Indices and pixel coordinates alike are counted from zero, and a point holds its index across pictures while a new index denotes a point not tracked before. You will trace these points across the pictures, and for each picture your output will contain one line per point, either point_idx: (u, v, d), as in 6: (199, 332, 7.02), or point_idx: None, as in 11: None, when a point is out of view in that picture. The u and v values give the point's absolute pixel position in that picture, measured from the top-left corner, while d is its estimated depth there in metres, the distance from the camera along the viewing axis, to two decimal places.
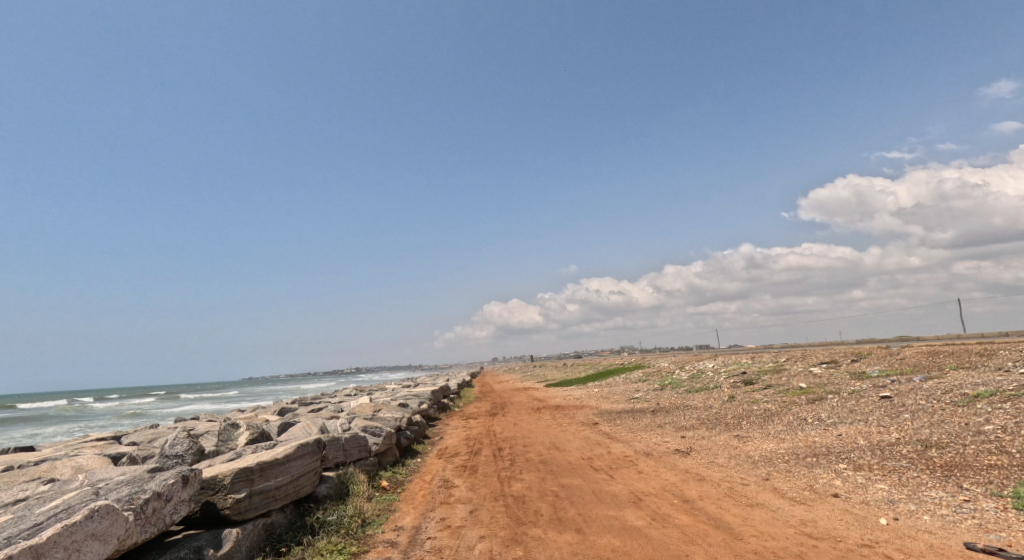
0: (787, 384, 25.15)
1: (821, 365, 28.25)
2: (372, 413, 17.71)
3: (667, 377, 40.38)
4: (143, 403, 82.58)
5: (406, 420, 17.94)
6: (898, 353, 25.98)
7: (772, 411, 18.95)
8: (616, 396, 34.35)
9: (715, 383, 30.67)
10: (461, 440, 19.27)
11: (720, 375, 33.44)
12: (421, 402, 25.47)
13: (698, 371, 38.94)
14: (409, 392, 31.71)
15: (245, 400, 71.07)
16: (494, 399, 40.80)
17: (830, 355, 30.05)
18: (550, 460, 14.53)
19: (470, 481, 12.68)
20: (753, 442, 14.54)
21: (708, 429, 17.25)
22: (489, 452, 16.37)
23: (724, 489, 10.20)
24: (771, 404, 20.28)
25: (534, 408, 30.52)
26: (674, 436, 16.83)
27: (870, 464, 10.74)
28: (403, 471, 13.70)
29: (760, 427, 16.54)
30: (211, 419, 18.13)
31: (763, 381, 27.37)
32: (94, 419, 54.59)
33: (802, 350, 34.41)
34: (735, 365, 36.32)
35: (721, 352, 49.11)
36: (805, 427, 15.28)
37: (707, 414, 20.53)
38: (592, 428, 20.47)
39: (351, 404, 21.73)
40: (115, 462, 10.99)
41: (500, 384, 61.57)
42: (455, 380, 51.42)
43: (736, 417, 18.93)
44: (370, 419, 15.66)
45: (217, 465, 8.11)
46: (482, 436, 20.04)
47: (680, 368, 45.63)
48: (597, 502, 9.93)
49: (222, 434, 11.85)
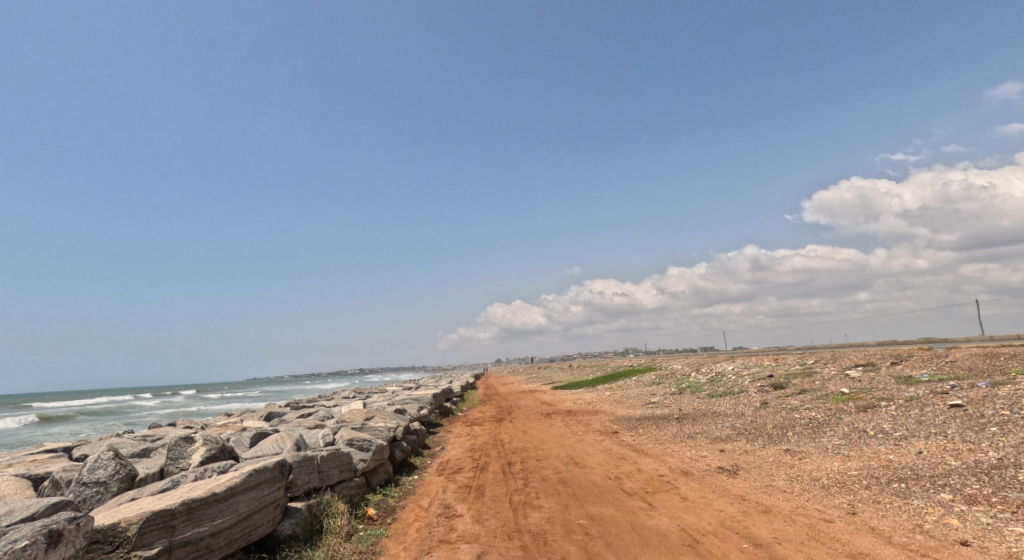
0: (824, 389, 22.78)
1: (857, 368, 25.84)
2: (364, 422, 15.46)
3: (684, 380, 37.99)
4: (138, 403, 80.30)
5: (402, 429, 15.73)
6: (946, 355, 23.56)
7: (819, 420, 16.62)
8: (630, 400, 32.01)
9: (740, 387, 28.29)
10: (464, 452, 17.01)
11: (743, 378, 31.05)
12: (421, 406, 23.27)
13: (717, 374, 36.56)
14: (408, 395, 29.43)
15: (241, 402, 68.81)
16: (500, 403, 38.47)
17: (865, 358, 27.61)
18: (570, 480, 12.27)
19: (476, 508, 10.43)
20: (812, 460, 12.26)
21: (750, 443, 14.93)
22: (497, 468, 14.12)
23: (803, 528, 7.94)
24: (815, 412, 17.94)
25: (543, 413, 28.22)
26: (712, 450, 14.55)
27: (985, 495, 8.47)
28: (395, 494, 11.48)
29: (812, 440, 14.23)
30: (182, 428, 15.87)
31: (795, 385, 25.01)
32: (82, 419, 52.24)
33: (831, 352, 31.99)
34: (758, 368, 33.92)
35: (737, 353, 46.67)
36: (871, 441, 12.97)
37: (742, 424, 18.20)
38: (612, 438, 18.15)
39: (342, 410, 19.51)
40: (33, 488, 8.78)
41: (505, 386, 59.25)
42: (457, 383, 49.06)
43: (778, 427, 16.61)
44: (359, 429, 13.45)
45: (141, 502, 6.18)
46: (489, 447, 17.72)
47: (695, 370, 43.20)
48: (642, 546, 7.68)
49: (171, 452, 9.60)
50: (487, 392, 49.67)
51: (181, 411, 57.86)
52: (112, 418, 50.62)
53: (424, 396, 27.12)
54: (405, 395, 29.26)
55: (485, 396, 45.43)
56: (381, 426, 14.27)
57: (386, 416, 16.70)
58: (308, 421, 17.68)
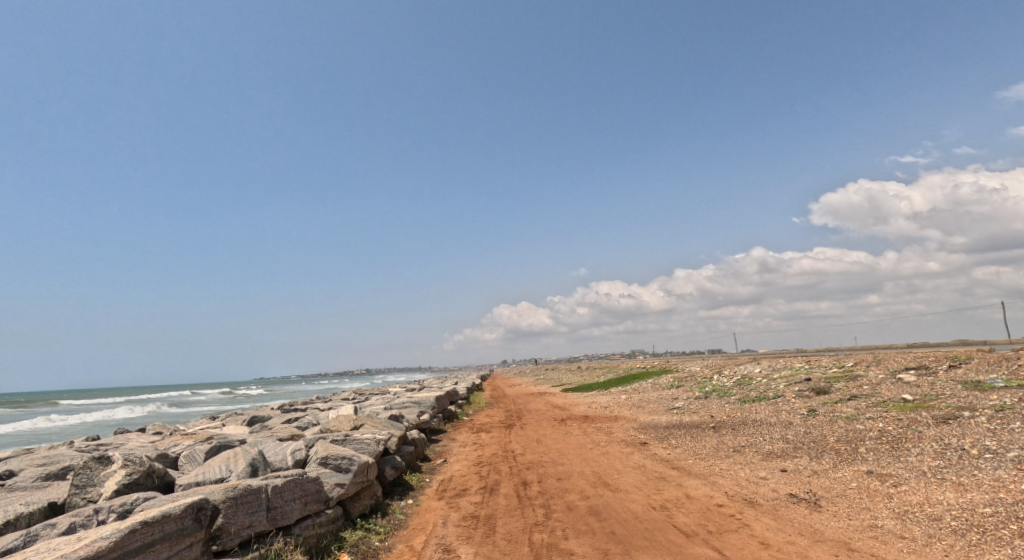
0: (878, 395, 20.07)
1: (910, 373, 23.10)
2: (351, 431, 12.95)
3: (706, 383, 35.31)
4: (139, 402, 78.66)
5: (396, 441, 13.23)
6: (1016, 358, 20.79)
7: (892, 432, 13.97)
8: (651, 405, 29.40)
9: (775, 392, 25.61)
10: (469, 467, 14.48)
11: (775, 382, 28.34)
12: (422, 411, 20.81)
13: (743, 377, 33.89)
14: (409, 398, 26.96)
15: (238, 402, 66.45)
16: (508, 406, 35.94)
17: (916, 362, 24.86)
18: (604, 511, 9.67)
19: (485, 553, 7.87)
20: (912, 487, 9.63)
21: (817, 461, 12.30)
22: (510, 491, 11.54)
23: None
24: (881, 423, 15.28)
25: (557, 419, 25.68)
26: (772, 471, 11.95)
27: None
28: (379, 528, 8.98)
29: (897, 459, 11.58)
30: (141, 441, 13.47)
31: (841, 390, 22.32)
32: (76, 419, 50.32)
33: (872, 354, 29.22)
34: (789, 370, 31.18)
35: (760, 355, 43.89)
36: (982, 462, 10.32)
37: (794, 436, 15.57)
38: (643, 452, 15.52)
39: (332, 415, 17.07)
40: None
41: (514, 388, 56.85)
42: (463, 384, 46.64)
43: (843, 441, 13.98)
44: (341, 443, 10.97)
45: None
46: (498, 461, 15.13)
47: (717, 372, 40.54)
48: None
49: (76, 478, 7.11)
50: (495, 394, 47.27)
51: (181, 410, 56.05)
52: (101, 419, 48.41)
53: (426, 399, 24.66)
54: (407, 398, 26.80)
55: (492, 398, 42.95)
56: (369, 435, 11.75)
57: (378, 423, 14.17)
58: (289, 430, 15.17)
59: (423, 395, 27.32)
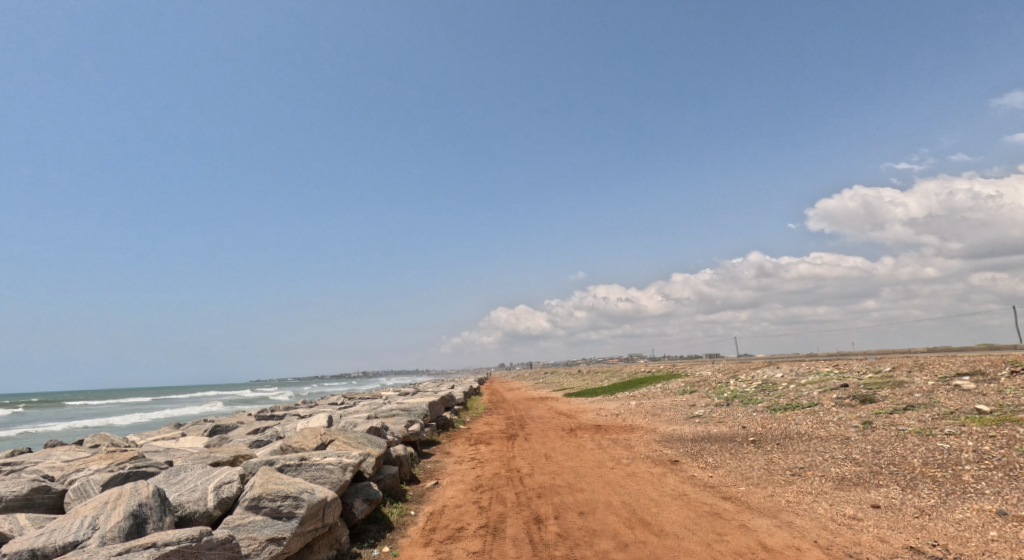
0: (940, 406, 17.42)
1: (967, 381, 20.51)
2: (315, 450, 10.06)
3: (724, 389, 32.74)
4: (125, 405, 75.66)
5: (372, 462, 10.36)
6: None
7: (993, 453, 11.26)
8: (667, 413, 26.68)
9: (809, 399, 22.95)
10: (466, 494, 11.65)
11: (806, 387, 25.58)
12: (412, 420, 17.97)
13: (766, 382, 31.29)
14: (399, 404, 24.09)
15: (223, 406, 63.33)
16: (508, 412, 33.15)
17: (969, 367, 22.28)
18: None
19: None
20: None
21: (917, 493, 9.54)
22: (519, 534, 8.74)
23: None
24: (969, 441, 12.57)
25: (565, 428, 22.89)
26: (862, 506, 9.17)
27: None
28: None
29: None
30: (49, 462, 10.59)
31: (890, 399, 19.67)
32: (45, 423, 47.13)
33: (911, 359, 26.66)
34: (819, 375, 28.44)
35: (776, 359, 41.40)
36: None
37: (861, 455, 12.83)
38: (679, 474, 12.67)
39: (302, 425, 14.22)
40: None
41: (514, 392, 54.18)
42: (460, 387, 43.90)
43: (933, 463, 11.26)
44: (293, 468, 8.12)
45: None
46: (502, 486, 12.27)
47: (733, 377, 38.04)
48: None
49: None
50: (494, 399, 44.45)
51: (166, 414, 53.21)
52: (70, 424, 45.31)
53: (417, 406, 21.85)
54: (398, 404, 23.95)
55: (491, 403, 40.18)
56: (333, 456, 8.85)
57: (352, 438, 11.29)
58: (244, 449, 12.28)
59: (416, 401, 24.48)
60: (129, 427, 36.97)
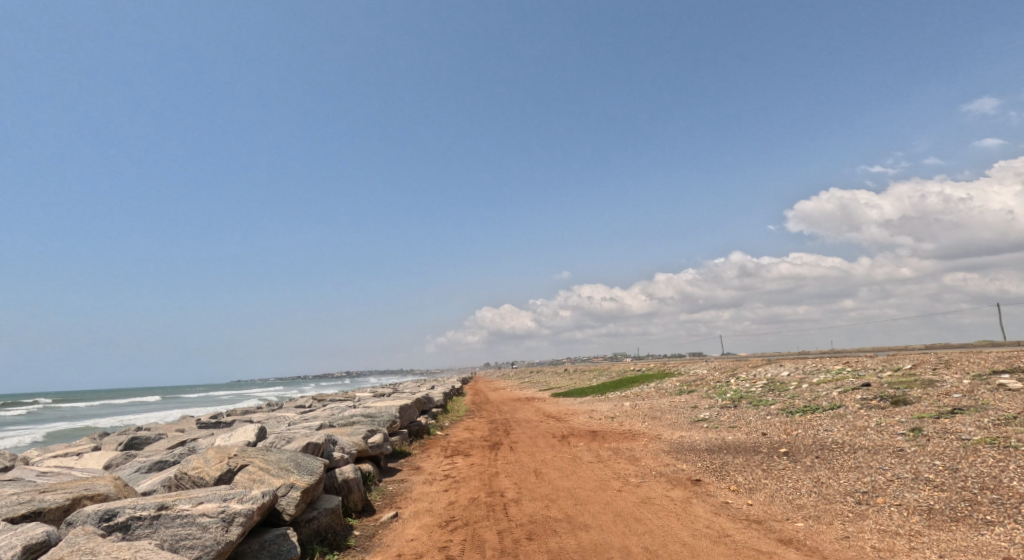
0: (995, 409, 14.96)
1: (1011, 379, 18.10)
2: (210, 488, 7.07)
3: (726, 389, 30.35)
4: (87, 407, 71.43)
5: (293, 502, 7.39)
6: None
7: None
8: (668, 417, 24.09)
9: (830, 400, 20.48)
10: (431, 535, 8.76)
11: (822, 387, 23.05)
12: (376, 430, 15.08)
13: (772, 381, 28.91)
14: (368, 409, 21.18)
15: (187, 408, 59.57)
16: (492, 416, 30.40)
17: (1007, 364, 19.91)
18: None
19: None
20: None
21: None
22: None
23: None
24: None
25: (556, 435, 20.19)
26: None
27: None
28: None
29: None
30: None
31: (929, 400, 17.21)
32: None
33: (933, 356, 24.38)
34: (831, 374, 26.00)
35: (774, 358, 39.21)
36: None
37: (936, 473, 10.14)
38: (707, 502, 9.95)
39: (227, 439, 11.23)
40: None
41: (498, 394, 50.94)
42: (441, 388, 41.10)
43: None
44: (137, 519, 5.24)
45: None
46: (481, 521, 9.39)
47: (732, 376, 35.69)
48: None
49: None
50: (478, 400, 41.74)
51: (127, 418, 49.45)
52: (11, 429, 41.54)
53: (386, 411, 18.95)
54: (364, 409, 20.95)
55: (474, 405, 37.44)
56: (217, 492, 5.89)
57: (275, 459, 8.22)
58: (136, 478, 9.25)
59: (386, 405, 21.51)
60: (76, 434, 33.48)
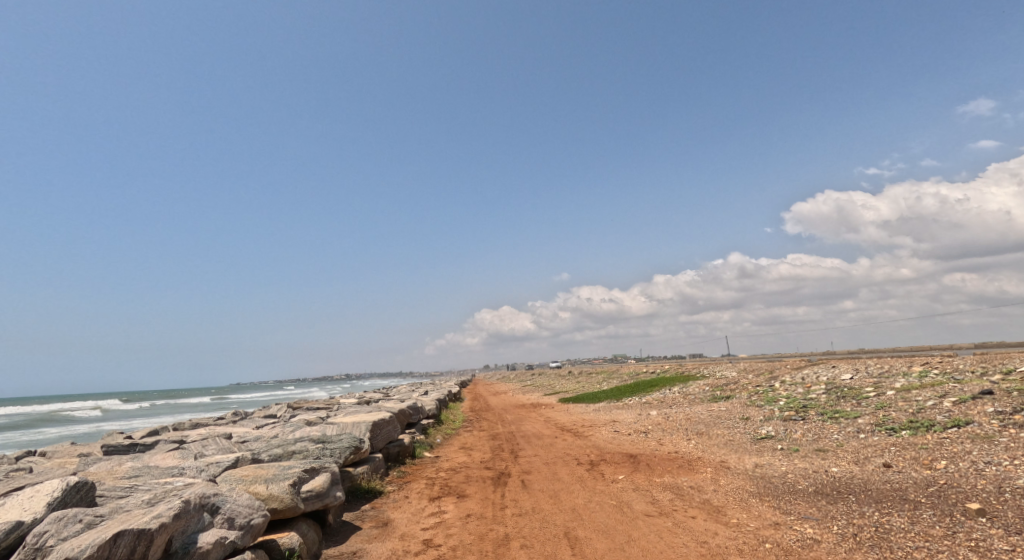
0: None
1: None
2: None
3: (776, 394, 25.25)
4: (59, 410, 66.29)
5: None
6: None
7: None
8: (717, 433, 19.01)
9: (945, 412, 15.42)
10: None
11: (920, 396, 17.86)
12: (323, 465, 9.93)
13: (834, 385, 23.80)
14: (332, 425, 16.05)
15: (154, 415, 53.88)
16: (494, 428, 25.26)
17: None
18: None
19: None
20: None
21: None
22: None
23: None
24: None
25: (582, 461, 15.08)
26: None
27: None
28: None
29: None
30: None
31: None
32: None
33: None
34: (916, 378, 20.94)
35: (817, 359, 34.13)
36: None
37: None
38: None
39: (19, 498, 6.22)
40: None
41: (500, 399, 45.59)
42: (434, 393, 35.83)
43: None
44: None
45: None
46: None
47: (774, 378, 30.56)
48: None
49: None
50: (478, 407, 36.52)
51: (82, 426, 43.93)
52: None
53: (352, 432, 13.84)
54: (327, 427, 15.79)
55: (472, 413, 32.27)
56: None
57: None
58: None
59: (355, 420, 16.30)
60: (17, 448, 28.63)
